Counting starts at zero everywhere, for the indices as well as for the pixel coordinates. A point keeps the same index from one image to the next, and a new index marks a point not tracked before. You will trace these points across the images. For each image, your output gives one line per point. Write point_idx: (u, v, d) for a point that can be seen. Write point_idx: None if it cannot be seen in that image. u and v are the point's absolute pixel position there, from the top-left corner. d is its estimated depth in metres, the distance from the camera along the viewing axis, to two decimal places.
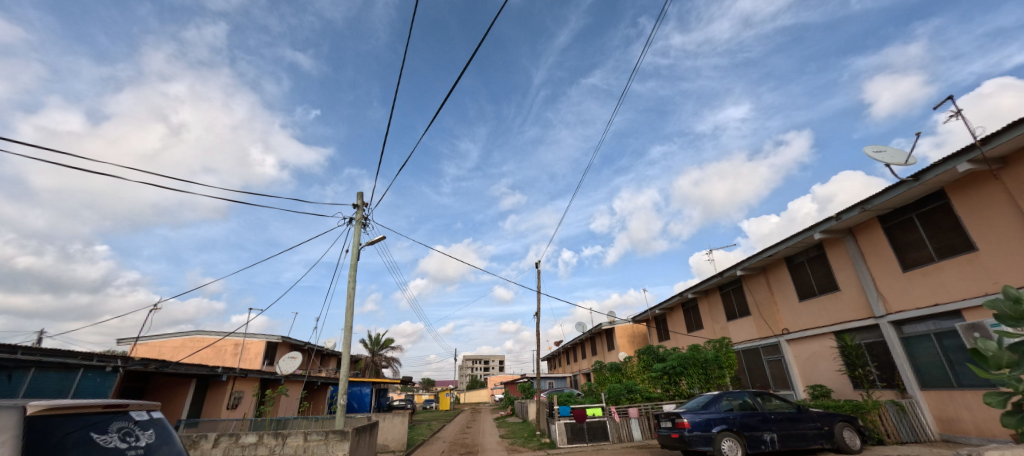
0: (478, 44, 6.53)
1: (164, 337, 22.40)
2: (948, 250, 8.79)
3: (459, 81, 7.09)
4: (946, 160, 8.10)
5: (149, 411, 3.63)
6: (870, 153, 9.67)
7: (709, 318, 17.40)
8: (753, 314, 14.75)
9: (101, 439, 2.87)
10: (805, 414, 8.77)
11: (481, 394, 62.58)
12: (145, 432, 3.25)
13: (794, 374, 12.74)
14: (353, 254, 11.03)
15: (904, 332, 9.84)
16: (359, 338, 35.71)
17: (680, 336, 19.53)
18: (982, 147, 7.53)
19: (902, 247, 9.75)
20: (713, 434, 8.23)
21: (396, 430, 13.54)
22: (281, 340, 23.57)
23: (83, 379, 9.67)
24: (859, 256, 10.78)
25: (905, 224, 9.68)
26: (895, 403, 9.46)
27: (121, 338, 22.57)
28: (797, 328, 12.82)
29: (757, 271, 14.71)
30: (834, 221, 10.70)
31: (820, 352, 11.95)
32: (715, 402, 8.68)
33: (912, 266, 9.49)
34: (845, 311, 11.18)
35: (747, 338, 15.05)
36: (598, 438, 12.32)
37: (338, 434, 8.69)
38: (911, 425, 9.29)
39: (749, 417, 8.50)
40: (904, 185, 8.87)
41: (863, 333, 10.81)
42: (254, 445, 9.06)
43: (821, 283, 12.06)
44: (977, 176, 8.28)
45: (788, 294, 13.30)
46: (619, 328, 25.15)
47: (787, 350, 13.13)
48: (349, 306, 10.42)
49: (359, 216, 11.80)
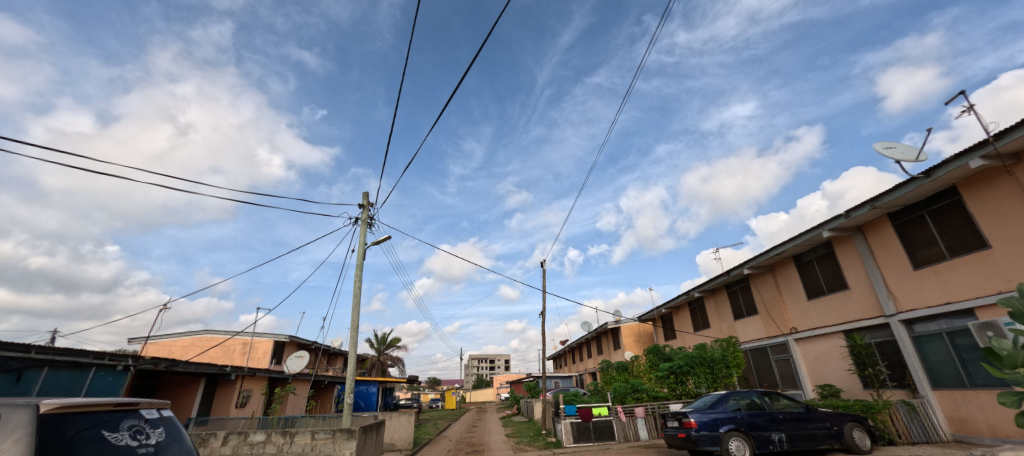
0: (481, 44, 6.47)
1: (174, 336, 22.70)
2: (961, 248, 8.65)
3: (464, 79, 6.94)
4: (958, 156, 7.98)
5: (159, 409, 3.66)
6: (881, 149, 9.55)
7: (716, 318, 17.30)
8: (760, 312, 14.64)
9: (113, 437, 2.90)
10: (814, 414, 8.68)
11: (487, 393, 62.73)
12: (155, 430, 3.29)
13: (803, 374, 12.61)
14: (358, 254, 11.10)
15: (915, 331, 9.71)
16: (365, 338, 36.01)
17: (687, 336, 19.43)
18: (994, 143, 7.42)
19: (912, 245, 9.62)
20: (720, 434, 8.17)
21: (402, 428, 13.59)
22: (289, 340, 23.78)
23: (94, 378, 9.79)
24: (868, 254, 10.66)
25: (915, 221, 9.55)
26: (906, 403, 9.33)
27: (132, 338, 22.91)
28: (806, 327, 12.69)
29: (765, 270, 14.59)
30: (843, 219, 10.58)
31: (829, 351, 11.82)
32: (722, 402, 8.61)
33: (924, 264, 9.36)
34: (854, 310, 11.06)
35: (755, 338, 14.92)
36: (604, 437, 12.29)
37: (345, 432, 8.75)
38: (923, 425, 9.16)
39: (757, 417, 8.43)
40: (914, 182, 8.74)
41: (873, 332, 10.69)
42: (262, 443, 9.15)
43: (830, 281, 11.94)
44: (990, 172, 8.15)
45: (797, 292, 13.17)
46: (624, 328, 25.18)
47: (795, 349, 13.00)
48: (355, 306, 10.50)
49: (365, 216, 11.87)
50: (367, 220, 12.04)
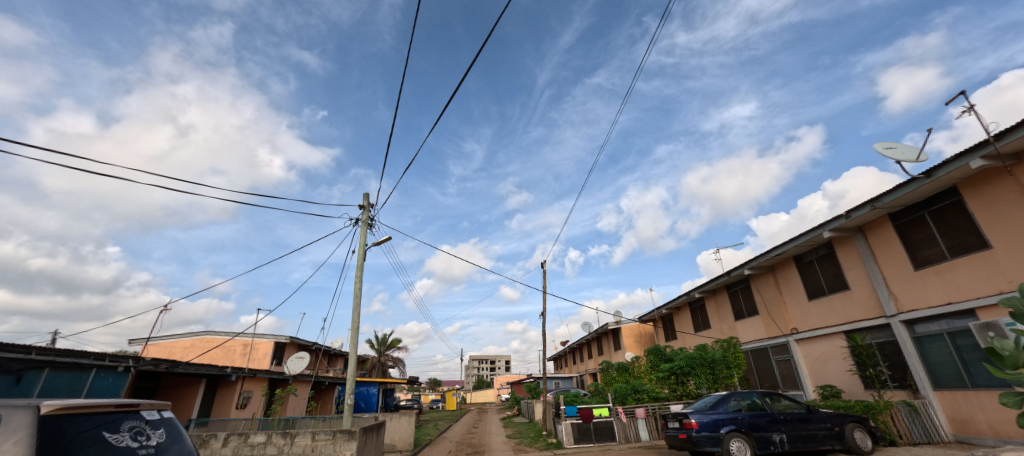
0: (481, 46, 6.48)
1: (175, 337, 22.74)
2: (961, 248, 8.64)
3: (464, 81, 6.96)
4: (959, 156, 7.97)
5: (160, 410, 3.66)
6: (881, 150, 9.55)
7: (717, 318, 17.28)
8: (761, 313, 14.63)
9: (113, 438, 2.90)
10: (815, 415, 8.67)
11: (488, 394, 62.71)
12: (156, 431, 3.29)
13: (804, 375, 12.59)
14: (359, 254, 11.10)
15: (916, 331, 9.69)
16: (366, 339, 36.07)
17: (688, 336, 19.41)
18: (995, 143, 7.42)
19: (913, 246, 9.61)
20: (721, 435, 8.16)
21: (402, 430, 13.57)
22: (290, 340, 23.80)
23: (95, 379, 9.79)
24: (869, 254, 10.65)
25: (916, 222, 9.55)
26: (907, 403, 9.31)
27: (133, 338, 22.92)
28: (806, 328, 12.68)
29: (766, 270, 14.57)
30: (843, 219, 10.57)
31: (830, 352, 11.80)
32: (723, 403, 8.60)
33: (924, 265, 9.35)
34: (855, 310, 11.04)
35: (756, 338, 14.90)
36: (605, 438, 12.28)
37: (345, 434, 8.74)
38: (925, 425, 9.14)
39: (758, 418, 8.42)
40: (915, 182, 8.73)
41: (874, 333, 10.68)
42: (263, 444, 9.14)
43: (831, 282, 11.93)
44: (991, 172, 8.14)
45: (797, 293, 13.15)
46: (624, 328, 25.17)
47: (796, 350, 12.98)
48: (355, 307, 10.49)
49: (365, 217, 11.85)
50: (367, 221, 12.02)
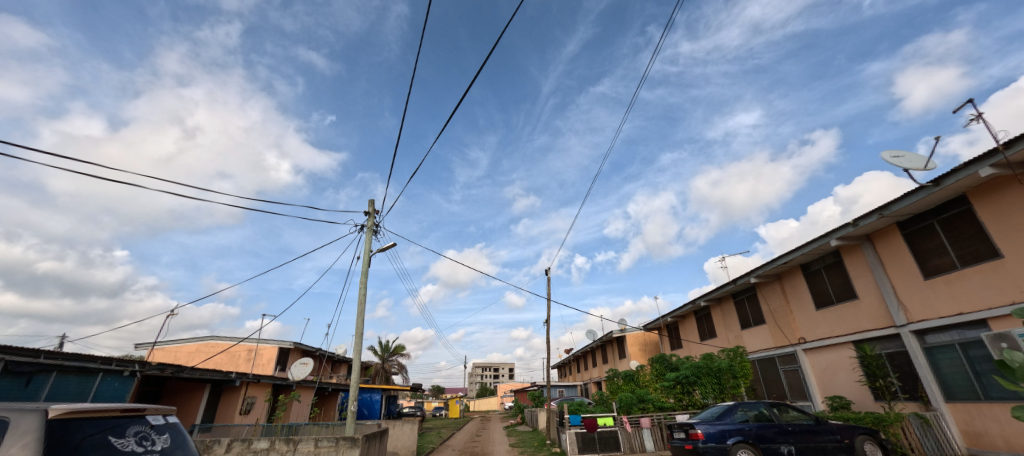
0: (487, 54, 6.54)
1: (180, 342, 22.99)
2: (972, 257, 8.53)
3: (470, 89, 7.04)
4: (968, 164, 7.88)
5: (166, 415, 3.69)
6: (888, 159, 9.47)
7: (722, 327, 17.13)
8: (768, 322, 14.45)
9: (119, 443, 2.92)
10: (823, 426, 8.52)
11: (491, 402, 62.55)
12: (160, 436, 3.29)
13: (811, 385, 12.43)
14: (364, 260, 11.16)
15: (927, 341, 9.53)
16: (371, 346, 36.42)
17: (693, 345, 19.22)
18: (1005, 151, 7.35)
19: (922, 254, 9.50)
20: (728, 445, 8.03)
21: (405, 437, 13.48)
22: (293, 346, 23.85)
23: (101, 383, 9.85)
24: (877, 263, 10.53)
25: (925, 230, 9.44)
26: (918, 415, 9.12)
27: (139, 345, 23.11)
28: (814, 338, 12.52)
29: (772, 278, 14.47)
30: (850, 228, 10.48)
31: (840, 362, 11.62)
32: (729, 413, 8.49)
33: (934, 274, 9.23)
34: (864, 320, 10.87)
35: (762, 348, 14.72)
36: (610, 448, 12.14)
37: (348, 440, 8.70)
38: (937, 439, 8.93)
39: (765, 429, 8.28)
40: (924, 190, 8.65)
41: (884, 343, 10.53)
42: (265, 451, 9.02)
43: (839, 290, 11.80)
44: (1000, 180, 8.06)
45: (804, 302, 13.03)
46: (630, 336, 25.16)
47: (804, 359, 12.81)
48: (360, 313, 10.52)
49: (370, 223, 11.93)
50: (373, 227, 12.12)
